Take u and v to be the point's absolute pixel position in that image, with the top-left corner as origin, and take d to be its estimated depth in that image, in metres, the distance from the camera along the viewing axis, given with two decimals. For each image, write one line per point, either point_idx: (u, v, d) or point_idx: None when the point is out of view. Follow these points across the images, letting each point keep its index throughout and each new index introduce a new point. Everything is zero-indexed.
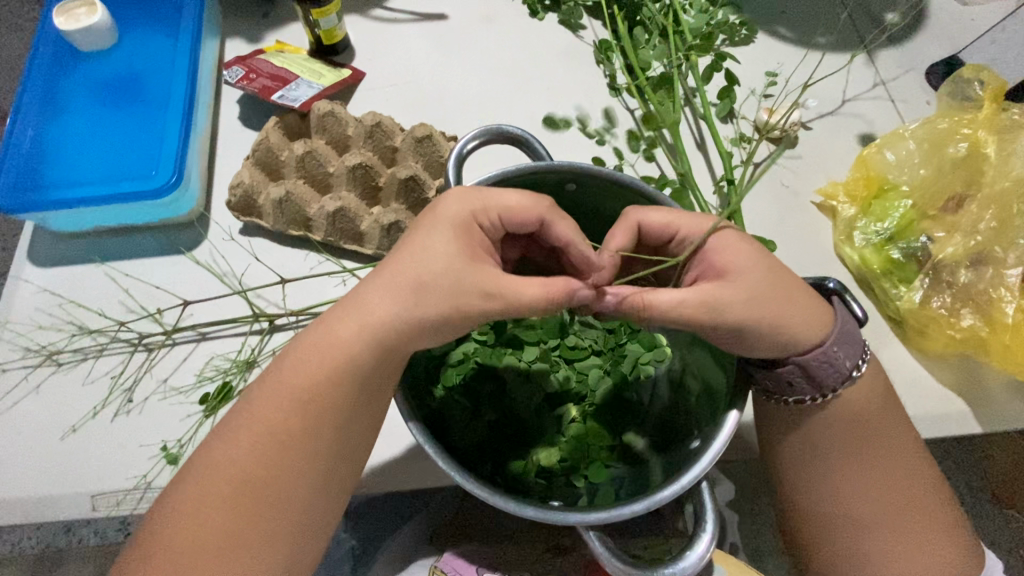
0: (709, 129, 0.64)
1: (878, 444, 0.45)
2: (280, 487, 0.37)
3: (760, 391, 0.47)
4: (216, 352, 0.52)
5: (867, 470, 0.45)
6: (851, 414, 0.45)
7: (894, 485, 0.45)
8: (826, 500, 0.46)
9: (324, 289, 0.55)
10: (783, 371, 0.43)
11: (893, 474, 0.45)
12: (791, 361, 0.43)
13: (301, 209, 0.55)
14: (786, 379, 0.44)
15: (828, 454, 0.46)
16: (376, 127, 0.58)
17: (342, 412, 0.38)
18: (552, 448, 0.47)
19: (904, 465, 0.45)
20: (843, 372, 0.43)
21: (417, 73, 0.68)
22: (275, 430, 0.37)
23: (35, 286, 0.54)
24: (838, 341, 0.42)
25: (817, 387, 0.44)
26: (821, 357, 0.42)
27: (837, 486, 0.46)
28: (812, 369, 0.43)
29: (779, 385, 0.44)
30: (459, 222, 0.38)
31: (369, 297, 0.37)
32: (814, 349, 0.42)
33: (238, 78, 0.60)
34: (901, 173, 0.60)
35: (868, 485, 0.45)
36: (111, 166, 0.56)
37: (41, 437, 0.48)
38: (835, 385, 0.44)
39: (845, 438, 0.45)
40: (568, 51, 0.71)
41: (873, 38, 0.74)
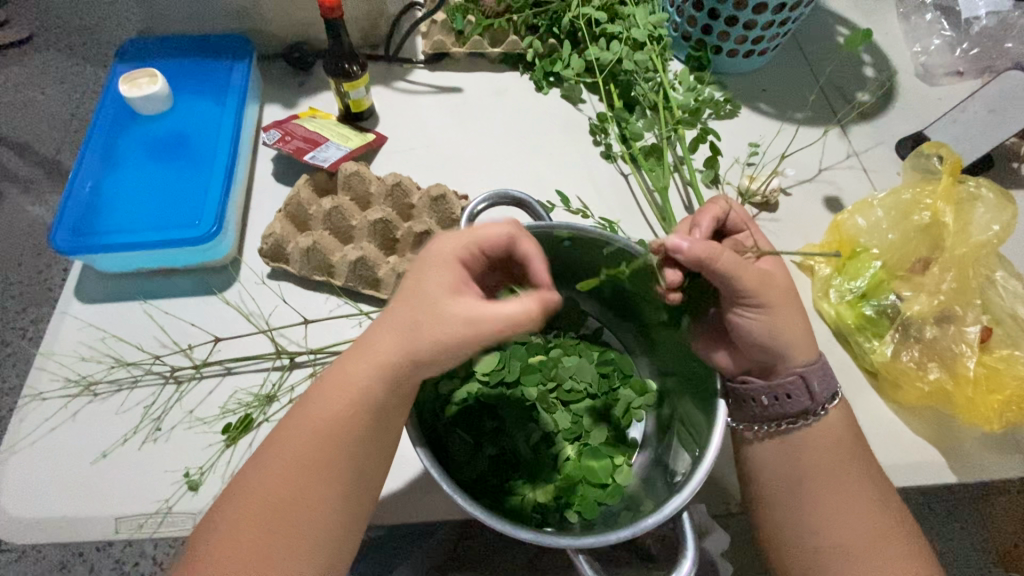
0: (695, 194, 0.70)
1: (852, 476, 0.48)
2: (304, 509, 0.40)
3: (758, 416, 0.50)
4: (239, 387, 0.57)
5: (844, 501, 0.48)
6: (824, 450, 0.49)
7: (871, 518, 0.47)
8: (807, 530, 0.48)
9: (341, 330, 0.60)
10: (784, 383, 0.48)
11: (868, 505, 0.48)
12: (792, 372, 0.48)
13: (326, 258, 0.61)
14: (784, 392, 0.49)
15: (809, 484, 0.48)
16: (396, 186, 0.65)
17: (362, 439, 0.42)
18: (548, 485, 0.50)
19: (880, 499, 0.48)
20: (831, 394, 0.49)
21: (435, 138, 0.76)
22: (304, 457, 0.41)
23: (80, 321, 0.60)
24: (823, 366, 0.49)
25: (809, 404, 0.49)
26: (814, 375, 0.48)
27: (817, 514, 0.48)
28: (809, 384, 0.48)
29: (779, 396, 0.49)
30: (442, 255, 0.42)
31: (376, 329, 0.42)
32: (807, 366, 0.48)
33: (275, 140, 0.67)
34: (871, 238, 0.66)
35: (848, 515, 0.47)
36: (158, 215, 0.63)
37: (74, 461, 0.52)
38: (823, 407, 0.49)
39: (818, 469, 0.49)
40: (569, 122, 0.79)
41: (845, 114, 0.83)
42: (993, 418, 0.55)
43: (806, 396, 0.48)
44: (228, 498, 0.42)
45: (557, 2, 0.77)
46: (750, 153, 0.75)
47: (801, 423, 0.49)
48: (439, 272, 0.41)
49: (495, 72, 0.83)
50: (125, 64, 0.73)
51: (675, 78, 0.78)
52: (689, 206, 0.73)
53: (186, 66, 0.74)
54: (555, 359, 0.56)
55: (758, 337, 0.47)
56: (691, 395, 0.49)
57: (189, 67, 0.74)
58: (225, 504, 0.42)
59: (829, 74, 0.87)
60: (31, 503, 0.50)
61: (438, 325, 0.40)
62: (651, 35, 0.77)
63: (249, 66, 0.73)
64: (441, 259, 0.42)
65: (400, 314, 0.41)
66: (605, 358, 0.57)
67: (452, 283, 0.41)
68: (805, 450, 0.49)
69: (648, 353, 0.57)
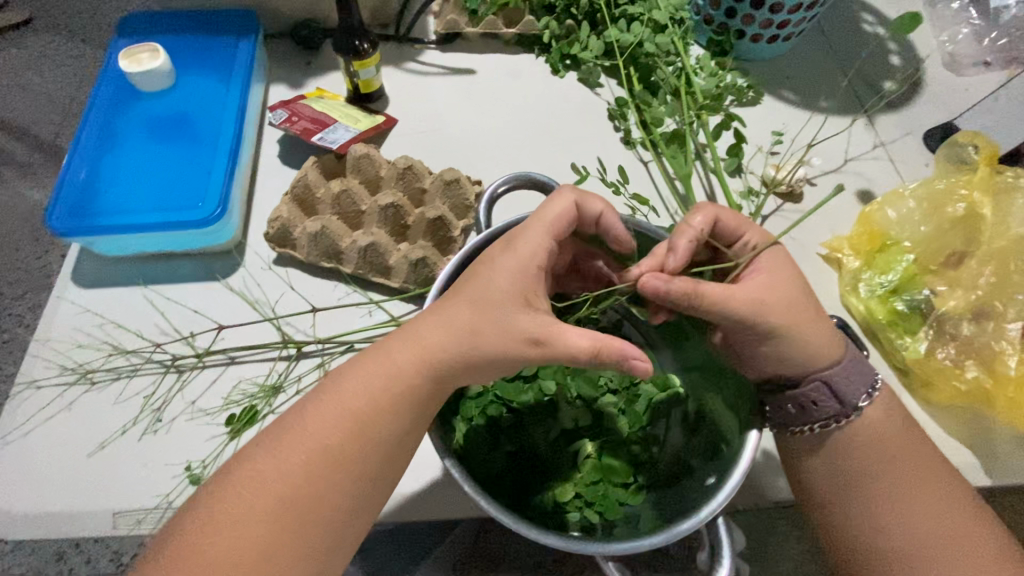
0: (719, 183, 0.68)
1: (913, 480, 0.44)
2: (310, 508, 0.37)
3: (788, 425, 0.47)
4: (244, 377, 0.54)
5: (902, 508, 0.44)
6: (877, 452, 0.45)
7: (932, 528, 0.43)
8: (858, 538, 0.45)
9: (350, 318, 0.58)
10: (805, 390, 0.45)
11: (929, 514, 0.44)
12: (815, 376, 0.45)
13: (335, 243, 0.58)
14: (809, 400, 0.45)
15: (861, 489, 0.45)
16: (408, 169, 0.63)
17: (377, 435, 0.39)
18: (568, 484, 0.48)
19: (944, 507, 0.44)
20: (862, 392, 0.45)
21: (447, 121, 0.73)
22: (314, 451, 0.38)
23: (77, 306, 0.57)
24: (851, 362, 0.45)
25: (839, 408, 0.45)
26: (842, 373, 0.45)
27: (870, 521, 0.44)
28: (836, 385, 0.45)
29: (805, 403, 0.45)
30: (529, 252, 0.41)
31: (439, 312, 0.39)
32: (833, 366, 0.44)
33: (281, 120, 0.65)
34: (903, 230, 0.63)
35: (903, 523, 0.44)
36: (159, 196, 0.60)
37: (70, 453, 0.50)
38: (856, 406, 0.45)
39: (870, 473, 0.45)
40: (587, 107, 0.76)
41: (872, 104, 0.80)
42: None
43: (833, 399, 0.45)
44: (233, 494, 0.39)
45: None
46: (774, 141, 0.72)
47: (835, 428, 0.45)
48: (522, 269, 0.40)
49: (509, 54, 0.79)
50: (125, 39, 0.70)
51: (696, 63, 0.75)
52: (712, 195, 0.70)
53: (189, 42, 0.71)
54: None
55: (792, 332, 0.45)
56: (721, 392, 0.47)
57: (192, 43, 0.71)
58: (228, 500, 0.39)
59: (854, 62, 0.84)
60: (26, 496, 0.48)
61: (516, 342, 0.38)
62: (672, 17, 0.75)
63: (254, 43, 0.70)
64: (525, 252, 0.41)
65: (469, 302, 0.39)
66: None
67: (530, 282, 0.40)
68: (849, 454, 0.46)
69: (670, 347, 0.55)
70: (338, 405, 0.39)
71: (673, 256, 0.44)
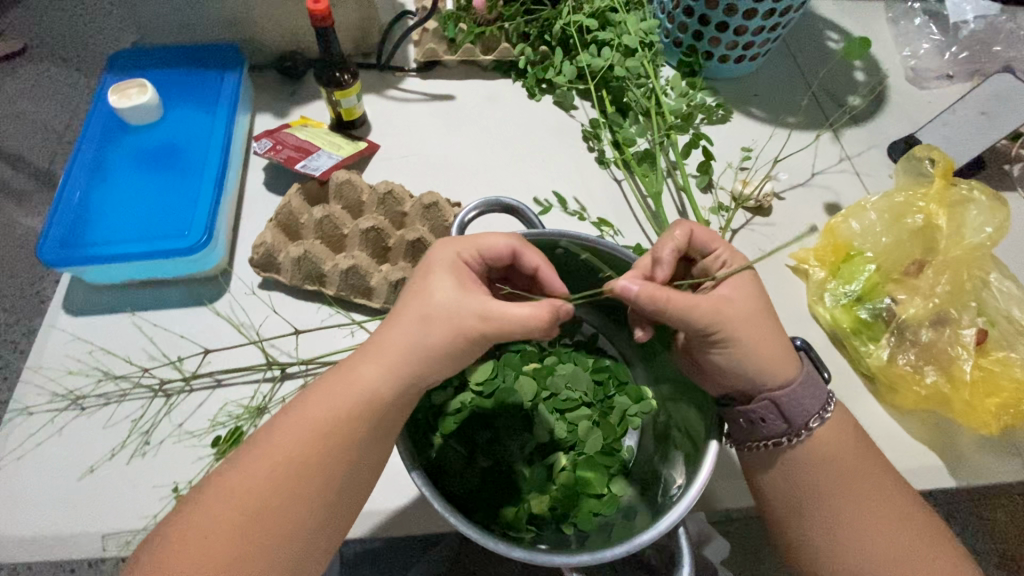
0: (689, 199, 0.70)
1: (863, 483, 0.47)
2: (285, 523, 0.39)
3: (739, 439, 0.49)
4: (230, 399, 0.56)
5: (852, 512, 0.46)
6: (833, 456, 0.47)
7: (875, 516, 0.46)
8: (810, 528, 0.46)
9: (334, 339, 0.60)
10: (754, 408, 0.47)
11: (875, 520, 0.46)
12: (764, 396, 0.46)
13: (317, 266, 0.60)
14: (759, 416, 0.47)
15: (818, 491, 0.47)
16: (388, 194, 0.65)
17: (355, 450, 0.41)
18: (543, 496, 0.50)
19: (892, 512, 0.46)
20: (813, 413, 0.47)
21: (428, 145, 0.76)
22: (295, 466, 0.40)
23: (68, 333, 0.59)
24: (804, 385, 0.46)
25: (787, 428, 0.47)
26: (791, 396, 0.46)
27: (820, 524, 0.46)
28: (785, 405, 0.46)
29: (752, 421, 0.47)
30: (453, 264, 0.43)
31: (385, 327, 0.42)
32: (783, 387, 0.46)
33: (265, 149, 0.67)
34: (865, 241, 0.65)
35: (847, 507, 0.46)
36: (148, 226, 0.62)
37: (60, 477, 0.51)
38: (806, 426, 0.47)
39: (829, 477, 0.47)
40: (562, 129, 0.79)
41: (837, 118, 0.83)
42: (991, 421, 0.55)
43: (782, 418, 0.47)
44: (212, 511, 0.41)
45: (547, 9, 0.77)
46: (742, 158, 0.75)
47: (787, 446, 0.47)
48: (445, 276, 0.42)
49: (487, 79, 0.83)
50: (115, 74, 0.73)
51: (666, 84, 0.78)
52: (683, 211, 0.73)
53: (177, 76, 0.74)
54: (549, 367, 0.56)
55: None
56: (688, 403, 0.49)
57: (180, 77, 0.74)
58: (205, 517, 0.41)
59: (820, 78, 0.87)
60: (16, 520, 0.49)
61: (459, 335, 0.40)
62: (642, 41, 0.77)
63: (240, 76, 0.73)
64: (446, 263, 0.43)
65: (408, 314, 0.41)
66: (599, 365, 0.56)
67: (459, 284, 0.42)
68: (810, 459, 0.47)
69: (642, 360, 0.57)
70: (314, 425, 0.40)
71: (660, 267, 0.47)
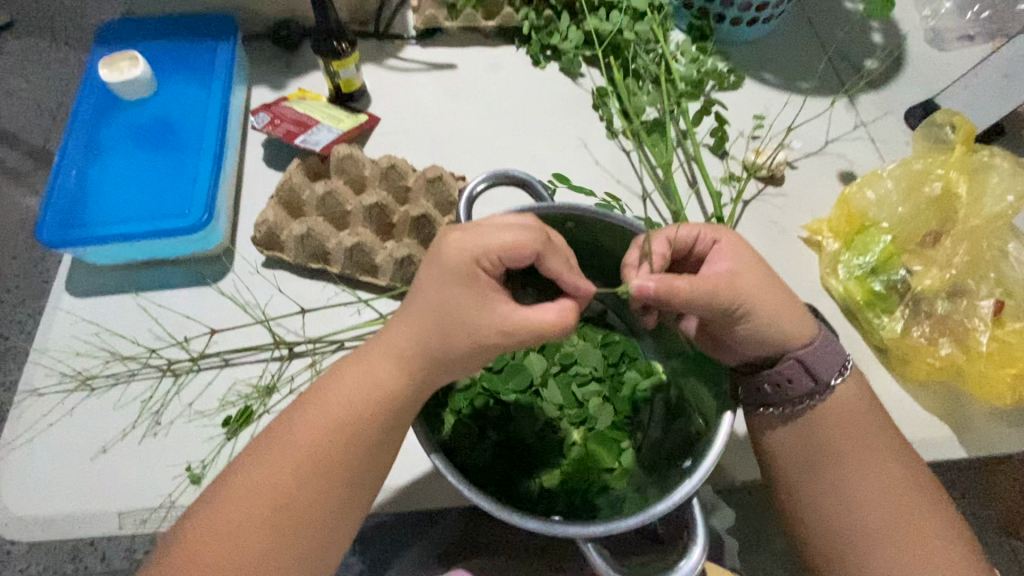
0: (700, 169, 0.69)
1: (877, 462, 0.46)
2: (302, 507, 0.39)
3: (759, 404, 0.48)
4: (239, 378, 0.56)
5: (862, 491, 0.45)
6: (847, 432, 0.46)
7: (884, 482, 0.45)
8: (823, 499, 0.46)
9: (340, 318, 0.59)
10: (779, 369, 0.46)
11: (887, 501, 0.45)
12: (789, 355, 0.45)
13: (321, 244, 0.59)
14: (784, 378, 0.46)
15: (832, 464, 0.46)
16: (391, 168, 0.64)
17: (376, 435, 0.40)
18: (554, 470, 0.50)
19: (907, 486, 0.45)
20: (837, 368, 0.46)
21: (431, 117, 0.74)
22: (316, 452, 0.40)
23: (72, 315, 0.58)
24: (824, 342, 0.46)
25: (813, 385, 0.46)
26: (814, 353, 0.45)
27: (832, 502, 0.45)
28: (810, 364, 0.45)
29: (780, 383, 0.46)
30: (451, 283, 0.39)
31: None
32: (806, 345, 0.45)
33: (264, 123, 0.65)
34: (880, 211, 0.64)
35: (859, 475, 0.45)
36: (146, 205, 0.61)
37: (73, 458, 0.51)
38: (830, 383, 0.46)
39: (843, 450, 0.46)
40: (569, 98, 0.76)
41: (853, 83, 0.80)
42: (1005, 391, 0.55)
43: (807, 377, 0.46)
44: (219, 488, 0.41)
45: None
46: (754, 126, 0.73)
47: (808, 405, 0.47)
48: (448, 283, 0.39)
49: (489, 47, 0.80)
50: (105, 48, 0.70)
51: (676, 50, 0.76)
52: (693, 182, 0.71)
53: (170, 48, 0.71)
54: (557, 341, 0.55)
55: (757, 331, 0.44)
56: (698, 379, 0.48)
57: (173, 49, 0.71)
58: (212, 493, 0.41)
59: (835, 41, 0.84)
60: (33, 500, 0.50)
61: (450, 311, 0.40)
62: (651, 4, 0.74)
63: (233, 47, 0.70)
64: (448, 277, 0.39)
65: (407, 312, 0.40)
66: (608, 340, 0.56)
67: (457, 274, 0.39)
68: (824, 428, 0.46)
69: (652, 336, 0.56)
70: (326, 407, 0.40)
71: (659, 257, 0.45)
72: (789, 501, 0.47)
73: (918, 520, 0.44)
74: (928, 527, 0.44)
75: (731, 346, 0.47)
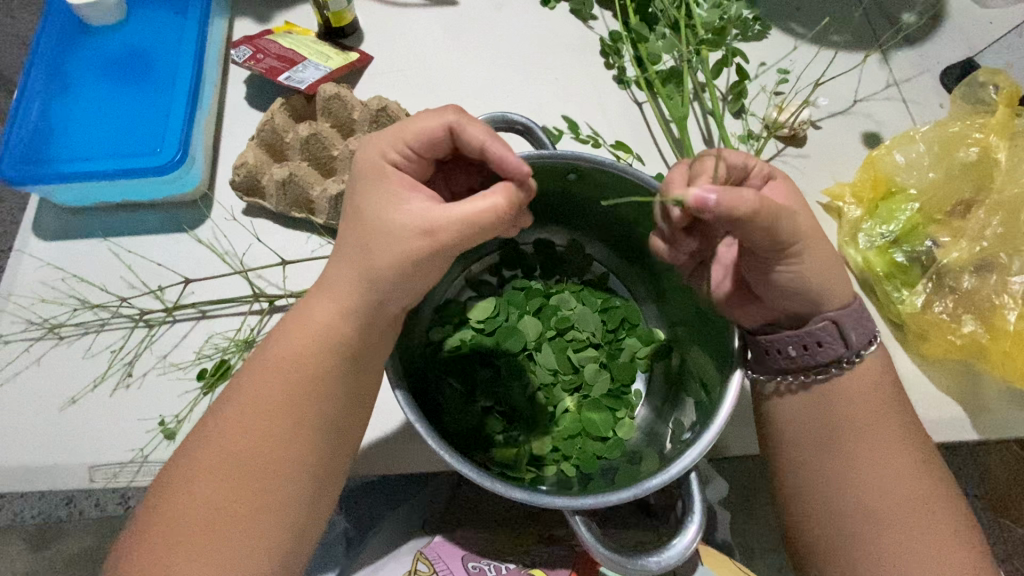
0: (717, 125, 0.64)
1: (892, 445, 0.43)
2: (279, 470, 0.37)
3: (778, 368, 0.44)
4: (215, 330, 0.52)
5: (873, 473, 0.43)
6: (863, 412, 0.43)
7: (896, 464, 0.43)
8: (831, 479, 0.44)
9: (324, 271, 0.55)
10: (813, 330, 0.42)
11: (897, 485, 0.43)
12: (824, 317, 0.42)
13: (305, 192, 0.55)
14: (815, 340, 0.42)
15: (844, 444, 0.43)
16: (382, 111, 0.58)
17: None
18: (544, 437, 0.47)
19: (918, 470, 0.43)
20: (867, 339, 0.43)
21: (428, 58, 0.68)
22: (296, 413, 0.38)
23: (39, 259, 0.55)
24: (862, 309, 0.43)
25: (845, 351, 0.43)
26: (851, 317, 0.42)
27: (840, 483, 0.43)
28: (845, 329, 0.42)
29: (808, 347, 0.43)
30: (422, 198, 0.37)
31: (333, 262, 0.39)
32: (844, 307, 0.42)
33: (245, 57, 0.60)
34: (910, 176, 0.59)
35: (872, 457, 0.43)
36: (117, 143, 0.56)
37: (41, 408, 0.49)
38: (859, 351, 0.43)
39: (859, 429, 0.43)
40: (578, 42, 0.70)
41: (888, 37, 0.73)
42: None
43: (840, 342, 0.42)
44: (193, 447, 0.39)
45: None
46: (779, 80, 0.67)
47: (833, 372, 0.43)
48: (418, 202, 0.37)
49: None
50: None
51: None
52: (709, 138, 0.66)
53: None
54: (553, 303, 0.52)
55: (786, 284, 0.41)
56: (703, 347, 0.45)
57: None
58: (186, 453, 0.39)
59: None
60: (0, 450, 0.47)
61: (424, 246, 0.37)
62: None
63: None
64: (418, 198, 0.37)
65: (384, 263, 0.36)
66: (609, 304, 0.52)
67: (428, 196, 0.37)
68: (836, 404, 0.44)
69: (656, 301, 0.53)
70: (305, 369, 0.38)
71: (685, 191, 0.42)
72: (793, 479, 0.45)
73: (924, 505, 0.42)
74: (934, 513, 0.42)
75: (763, 298, 0.43)
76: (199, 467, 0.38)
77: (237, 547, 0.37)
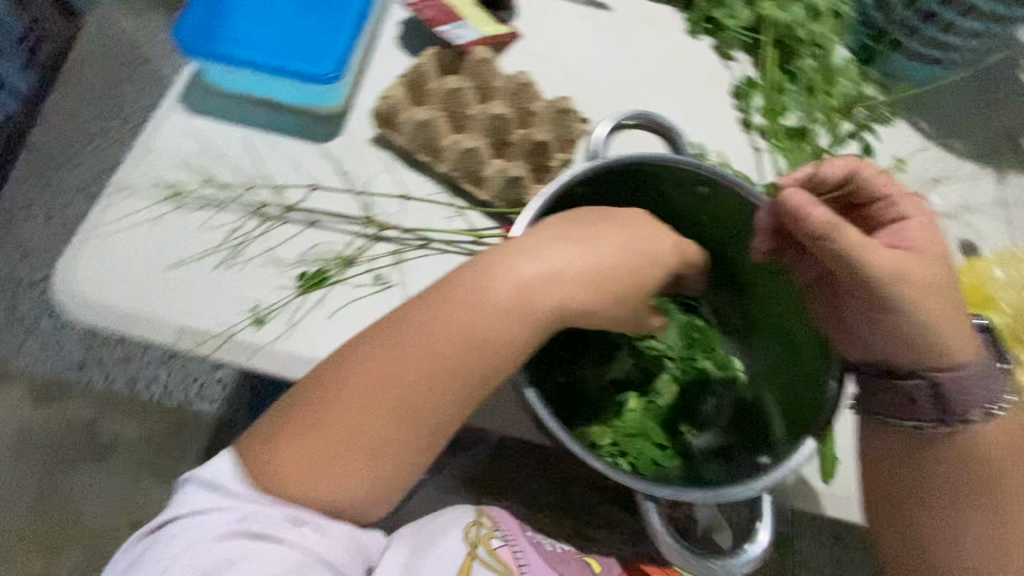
0: None
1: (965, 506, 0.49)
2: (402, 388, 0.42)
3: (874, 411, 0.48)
4: (323, 240, 0.55)
5: (944, 527, 0.49)
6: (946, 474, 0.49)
7: (976, 523, 0.48)
8: (910, 528, 0.50)
9: (433, 217, 0.58)
10: (909, 385, 0.45)
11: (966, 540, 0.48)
12: (924, 375, 0.44)
13: (435, 138, 0.57)
14: (909, 396, 0.45)
15: (920, 499, 0.50)
16: (524, 87, 0.61)
17: (480, 344, 0.43)
18: (608, 428, 0.49)
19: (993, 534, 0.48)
20: (983, 401, 0.45)
21: (572, 52, 0.70)
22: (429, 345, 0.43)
23: (179, 127, 0.58)
24: (976, 373, 0.44)
25: (940, 415, 0.45)
26: (958, 381, 0.44)
27: (913, 529, 0.50)
28: (946, 394, 0.44)
29: (903, 401, 0.46)
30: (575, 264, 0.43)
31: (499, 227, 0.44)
32: (948, 367, 0.43)
33: (414, 1, 0.63)
34: (1006, 293, 0.60)
35: (947, 512, 0.49)
36: (279, 41, 0.59)
37: (150, 262, 0.51)
38: (962, 416, 0.45)
39: (935, 487, 0.49)
40: (714, 78, 0.72)
41: (1007, 159, 0.74)
42: None
43: (936, 405, 0.45)
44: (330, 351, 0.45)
45: None
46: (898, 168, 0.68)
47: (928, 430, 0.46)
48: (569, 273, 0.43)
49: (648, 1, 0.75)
50: None
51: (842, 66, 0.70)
52: None
53: None
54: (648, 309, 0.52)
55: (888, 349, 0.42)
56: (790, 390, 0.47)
57: None
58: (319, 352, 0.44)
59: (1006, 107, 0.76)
60: (105, 289, 0.50)
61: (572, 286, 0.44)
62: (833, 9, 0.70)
63: None
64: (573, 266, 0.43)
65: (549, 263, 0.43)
66: (694, 326, 0.53)
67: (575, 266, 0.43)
68: None
69: (739, 337, 0.55)
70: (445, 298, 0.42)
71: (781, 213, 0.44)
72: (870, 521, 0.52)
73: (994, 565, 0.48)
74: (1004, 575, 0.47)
75: (861, 334, 0.44)
76: (325, 387, 0.41)
77: (346, 466, 0.41)
